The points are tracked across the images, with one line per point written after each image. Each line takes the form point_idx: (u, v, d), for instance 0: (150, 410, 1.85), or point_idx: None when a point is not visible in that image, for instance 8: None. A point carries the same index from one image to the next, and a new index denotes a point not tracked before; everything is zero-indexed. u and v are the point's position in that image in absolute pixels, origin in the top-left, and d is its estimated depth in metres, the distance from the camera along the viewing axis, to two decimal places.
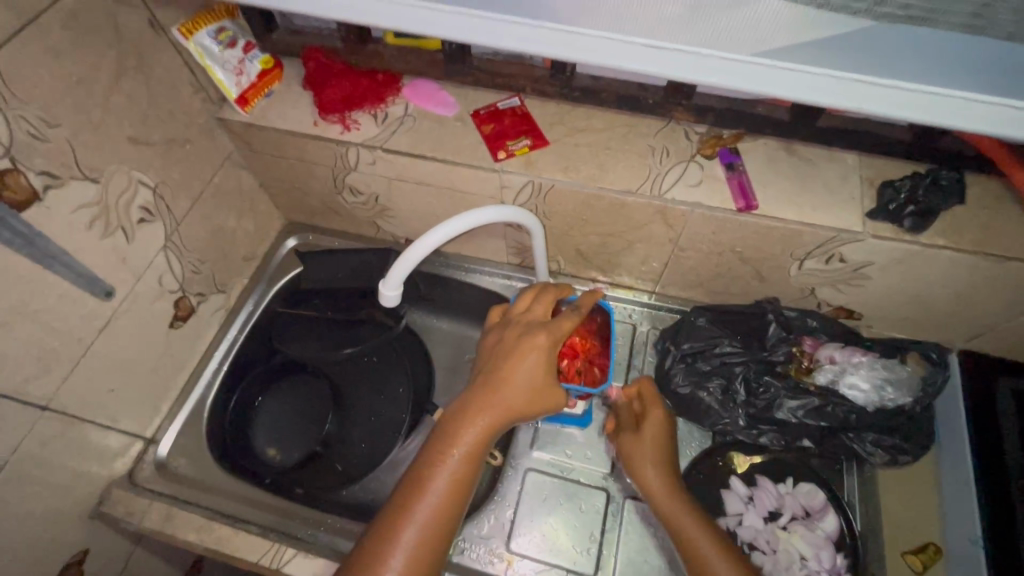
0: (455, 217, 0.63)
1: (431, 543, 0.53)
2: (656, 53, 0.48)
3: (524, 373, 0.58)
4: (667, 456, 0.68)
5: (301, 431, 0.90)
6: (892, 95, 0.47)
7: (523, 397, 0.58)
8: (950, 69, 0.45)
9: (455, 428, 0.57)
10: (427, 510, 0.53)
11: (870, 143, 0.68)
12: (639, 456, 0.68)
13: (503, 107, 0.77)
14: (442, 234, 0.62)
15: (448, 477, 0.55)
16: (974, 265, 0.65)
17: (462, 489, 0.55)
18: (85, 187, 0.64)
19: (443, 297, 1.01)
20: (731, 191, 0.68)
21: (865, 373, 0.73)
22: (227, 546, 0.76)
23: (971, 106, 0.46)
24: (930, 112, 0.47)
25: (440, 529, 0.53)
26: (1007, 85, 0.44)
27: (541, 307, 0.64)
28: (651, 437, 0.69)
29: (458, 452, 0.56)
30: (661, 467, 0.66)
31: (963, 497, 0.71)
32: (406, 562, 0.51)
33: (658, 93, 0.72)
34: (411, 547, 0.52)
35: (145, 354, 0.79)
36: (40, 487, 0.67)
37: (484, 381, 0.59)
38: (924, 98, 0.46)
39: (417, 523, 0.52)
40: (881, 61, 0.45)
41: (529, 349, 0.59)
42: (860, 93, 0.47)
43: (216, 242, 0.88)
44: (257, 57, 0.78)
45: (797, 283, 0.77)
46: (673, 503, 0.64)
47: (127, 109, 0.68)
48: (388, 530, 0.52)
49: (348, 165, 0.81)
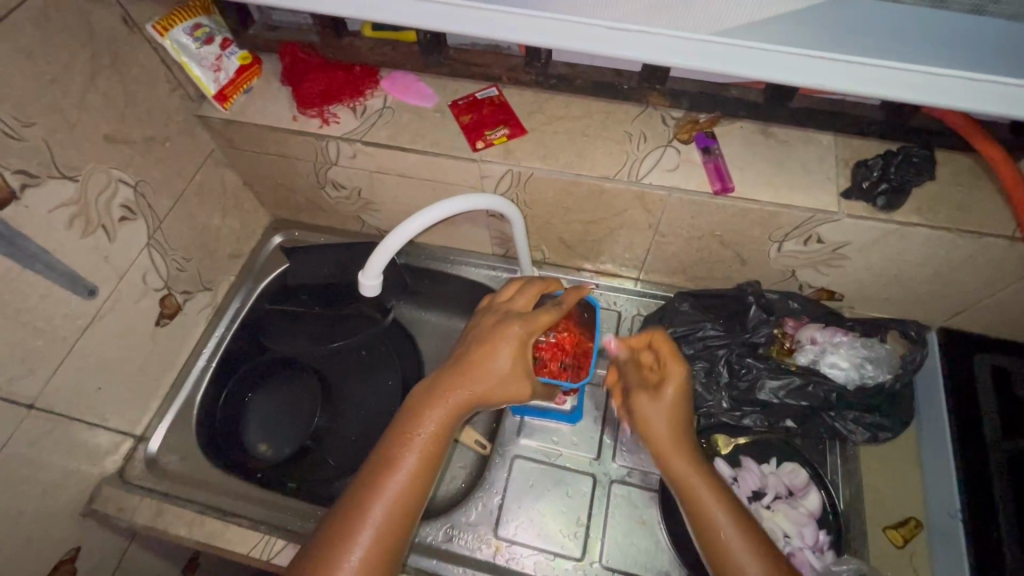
0: (403, 223, 0.62)
1: (398, 522, 0.53)
2: (624, 36, 0.50)
3: (497, 360, 0.59)
4: (684, 420, 0.60)
5: (289, 427, 0.91)
6: (842, 69, 0.48)
7: (494, 382, 0.59)
8: (894, 41, 0.46)
9: (428, 405, 0.58)
10: (397, 487, 0.54)
11: (844, 124, 0.68)
12: (658, 422, 0.59)
13: (480, 96, 0.77)
14: (418, 223, 0.62)
15: (419, 456, 0.56)
16: (949, 242, 0.65)
17: (430, 470, 0.56)
18: (64, 186, 0.64)
19: (431, 289, 1.02)
20: (708, 174, 0.69)
21: (844, 353, 0.74)
22: (217, 539, 0.77)
23: (918, 79, 0.47)
24: (880, 86, 0.48)
25: (409, 507, 0.54)
26: (945, 56, 0.46)
27: (523, 300, 0.65)
28: (669, 400, 0.59)
29: (427, 433, 0.56)
30: (677, 433, 0.58)
31: (941, 471, 0.72)
32: (373, 538, 0.52)
33: (633, 79, 0.73)
34: (379, 522, 0.53)
35: (131, 352, 0.79)
36: (30, 486, 0.67)
37: (459, 365, 0.60)
38: (868, 71, 0.48)
39: (386, 498, 0.53)
40: (826, 37, 0.47)
41: (504, 338, 0.60)
42: (813, 68, 0.48)
43: (201, 239, 0.88)
44: (235, 52, 0.78)
45: (777, 266, 0.78)
46: (688, 467, 0.57)
47: (104, 107, 0.68)
48: (359, 504, 0.53)
49: (330, 158, 0.81)
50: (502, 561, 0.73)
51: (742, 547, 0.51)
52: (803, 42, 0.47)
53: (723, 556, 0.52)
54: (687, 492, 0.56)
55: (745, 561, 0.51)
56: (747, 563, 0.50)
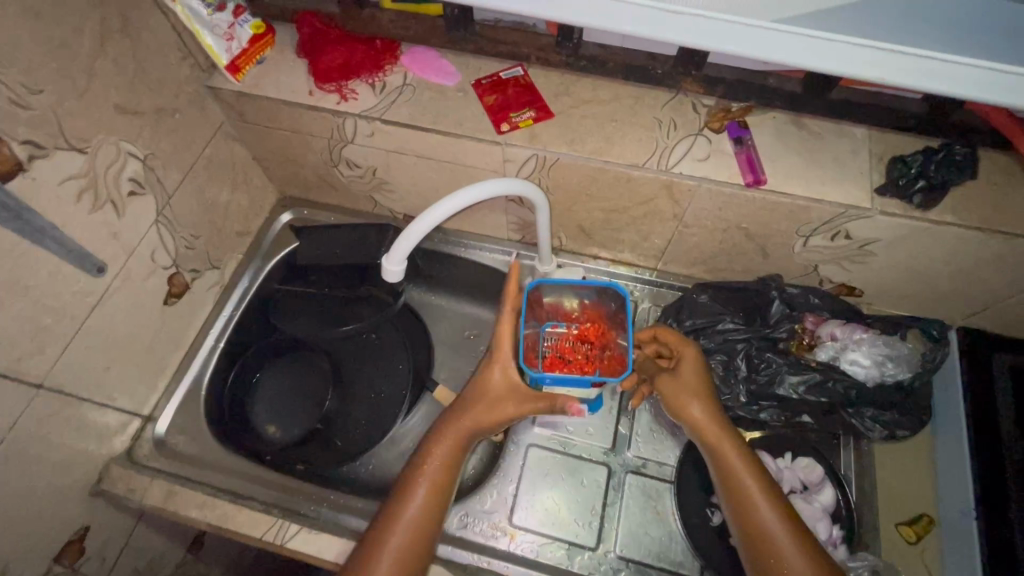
0: (429, 208, 0.61)
1: (415, 541, 0.61)
2: (678, 20, 0.48)
3: (484, 387, 0.68)
4: (710, 396, 0.65)
5: (301, 409, 0.91)
6: (870, 56, 0.47)
7: (485, 407, 0.67)
8: (937, 29, 0.45)
9: (431, 445, 0.66)
10: (410, 513, 0.62)
11: (881, 117, 0.67)
12: (684, 392, 0.65)
13: (506, 76, 0.74)
14: (447, 207, 0.61)
15: (427, 481, 0.64)
16: (981, 242, 0.65)
17: (438, 493, 0.64)
18: (73, 158, 0.61)
19: (443, 273, 1.00)
20: (739, 166, 0.67)
21: (866, 350, 0.74)
22: (230, 522, 0.75)
23: (981, 74, 0.46)
24: (908, 75, 0.48)
25: (424, 527, 0.62)
26: (982, 44, 0.45)
27: (500, 333, 0.68)
28: (688, 374, 0.66)
29: (433, 461, 0.65)
30: (707, 402, 0.64)
31: (957, 468, 0.72)
32: (394, 558, 0.60)
33: (667, 63, 0.70)
34: (397, 544, 0.60)
35: (140, 330, 0.77)
36: (40, 466, 0.66)
37: (456, 403, 0.69)
38: (900, 59, 0.47)
39: (401, 524, 0.62)
40: (861, 23, 0.46)
41: (488, 381, 0.68)
42: (855, 56, 0.47)
43: (210, 215, 0.85)
44: (247, 21, 0.75)
45: (800, 260, 0.77)
46: (718, 428, 0.63)
47: (114, 75, 0.65)
48: (380, 531, 0.62)
49: (346, 136, 0.78)
50: (516, 549, 0.73)
51: (760, 496, 0.59)
52: (832, 27, 0.46)
53: (744, 505, 0.59)
54: (715, 451, 0.63)
55: (762, 507, 0.59)
56: (763, 506, 0.59)
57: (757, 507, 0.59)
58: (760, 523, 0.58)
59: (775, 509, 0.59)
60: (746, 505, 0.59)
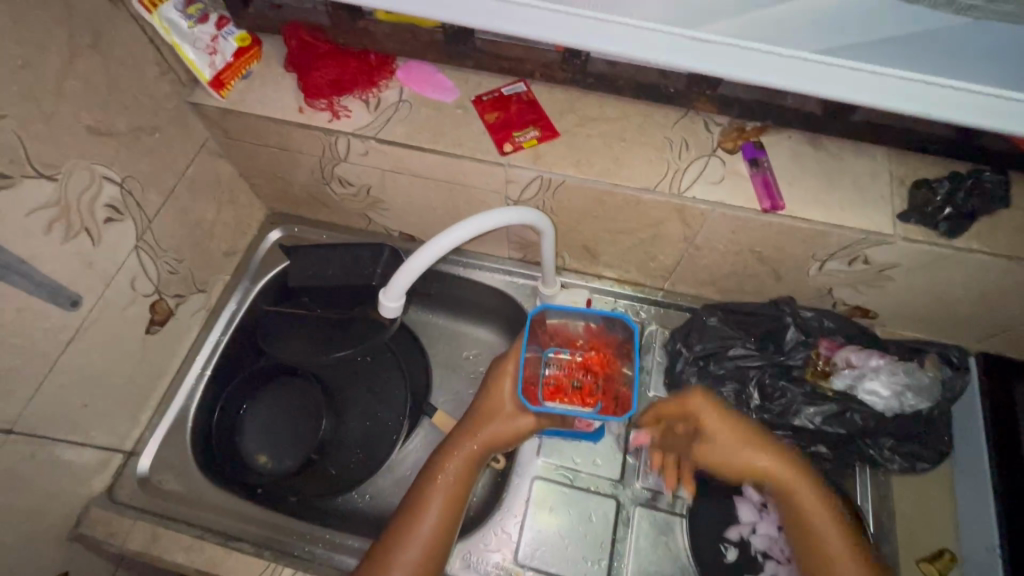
0: (461, 221, 0.59)
1: (432, 555, 0.60)
2: (707, 49, 0.48)
3: (497, 397, 0.67)
4: (738, 427, 0.67)
5: (292, 438, 0.85)
6: (895, 84, 0.48)
7: (500, 420, 0.66)
8: (959, 59, 0.45)
9: (445, 458, 0.65)
10: (426, 528, 0.60)
11: (902, 139, 0.64)
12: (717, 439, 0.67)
13: (508, 93, 0.71)
14: (482, 224, 0.59)
15: (442, 494, 0.62)
16: (1005, 269, 0.62)
17: (455, 506, 0.62)
18: (42, 186, 0.57)
19: (440, 291, 0.95)
20: (756, 189, 0.64)
21: (884, 380, 0.71)
22: (219, 567, 0.71)
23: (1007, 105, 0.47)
24: (926, 102, 0.48)
25: (440, 542, 0.60)
26: (1000, 75, 0.45)
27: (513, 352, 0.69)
28: (710, 418, 0.67)
29: (448, 473, 0.64)
30: (743, 438, 0.66)
31: (978, 504, 0.70)
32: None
33: (681, 81, 0.65)
34: (415, 559, 0.58)
35: (121, 363, 0.73)
36: (12, 515, 0.62)
37: (468, 416, 0.68)
38: (922, 88, 0.47)
39: (416, 539, 0.59)
40: (883, 50, 0.46)
41: (500, 398, 0.67)
42: (882, 86, 0.48)
43: (194, 237, 0.80)
44: (232, 32, 0.70)
45: (815, 283, 0.74)
46: (766, 459, 0.65)
47: (85, 95, 0.60)
48: (394, 545, 0.59)
49: (338, 155, 0.74)
50: None
51: (823, 521, 0.63)
52: (854, 55, 0.47)
53: (812, 534, 0.63)
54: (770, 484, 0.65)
55: (828, 530, 0.62)
56: (829, 531, 0.62)
57: (826, 534, 0.62)
58: (831, 549, 0.61)
59: (840, 531, 0.62)
60: (819, 534, 0.62)
